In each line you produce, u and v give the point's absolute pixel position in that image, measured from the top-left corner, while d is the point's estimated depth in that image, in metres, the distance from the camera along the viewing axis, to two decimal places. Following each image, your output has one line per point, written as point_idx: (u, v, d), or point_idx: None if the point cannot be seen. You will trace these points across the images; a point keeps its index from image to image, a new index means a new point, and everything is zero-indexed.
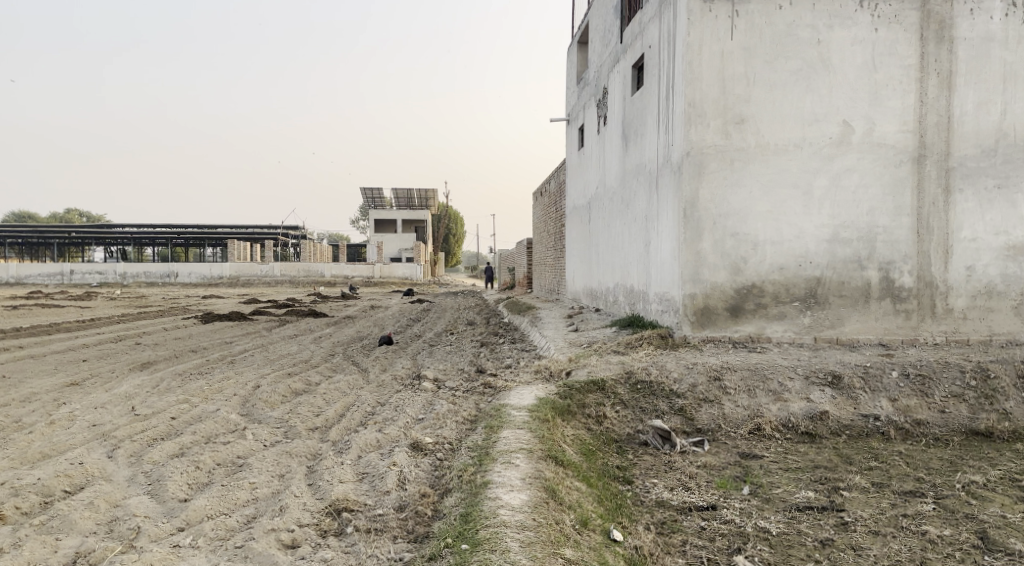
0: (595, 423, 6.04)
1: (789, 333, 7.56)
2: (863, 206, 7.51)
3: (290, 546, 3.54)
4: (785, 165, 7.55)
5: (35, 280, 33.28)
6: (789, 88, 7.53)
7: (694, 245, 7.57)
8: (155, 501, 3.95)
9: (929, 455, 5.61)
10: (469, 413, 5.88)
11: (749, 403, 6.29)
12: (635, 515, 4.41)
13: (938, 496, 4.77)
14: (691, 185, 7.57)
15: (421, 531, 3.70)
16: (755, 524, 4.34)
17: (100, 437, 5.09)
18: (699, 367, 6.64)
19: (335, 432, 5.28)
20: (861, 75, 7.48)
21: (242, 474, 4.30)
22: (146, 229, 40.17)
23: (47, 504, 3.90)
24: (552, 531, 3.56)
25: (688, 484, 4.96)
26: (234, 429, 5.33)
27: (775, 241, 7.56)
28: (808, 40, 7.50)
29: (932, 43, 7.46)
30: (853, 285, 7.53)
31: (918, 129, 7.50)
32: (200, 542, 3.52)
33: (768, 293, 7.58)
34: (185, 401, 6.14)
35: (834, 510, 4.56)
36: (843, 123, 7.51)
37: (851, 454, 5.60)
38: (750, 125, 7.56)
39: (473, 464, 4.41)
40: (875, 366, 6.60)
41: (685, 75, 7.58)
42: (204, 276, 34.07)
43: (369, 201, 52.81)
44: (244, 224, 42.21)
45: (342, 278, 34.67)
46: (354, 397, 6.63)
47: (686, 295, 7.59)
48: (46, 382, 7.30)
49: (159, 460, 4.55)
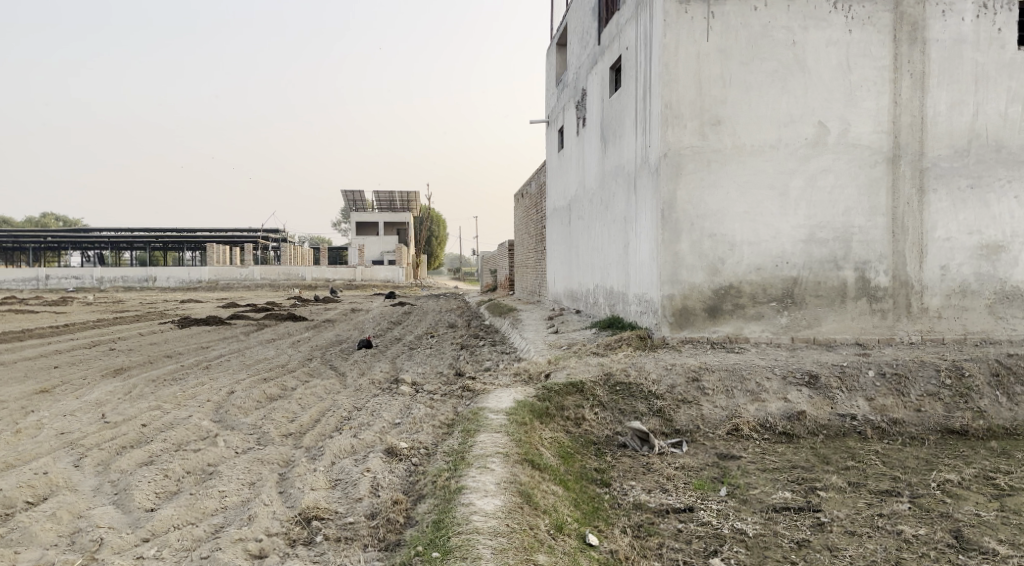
0: (573, 425, 6.01)
1: (767, 333, 7.59)
2: (839, 206, 7.56)
3: (257, 556, 3.47)
4: (761, 166, 7.58)
5: (8, 285, 32.65)
6: (765, 89, 7.56)
7: (672, 246, 7.57)
8: (120, 511, 3.85)
9: (906, 454, 5.64)
10: (447, 417, 5.82)
11: (727, 403, 6.29)
12: (612, 518, 4.38)
13: (914, 495, 4.79)
14: (668, 186, 7.56)
15: (392, 539, 3.64)
16: (732, 525, 4.33)
17: (67, 445, 4.97)
18: (677, 368, 6.63)
19: (310, 438, 5.20)
20: (836, 76, 7.53)
21: (211, 482, 4.21)
22: (123, 234, 39.58)
23: (8, 516, 3.78)
24: (525, 537, 3.52)
25: (666, 486, 4.95)
26: (206, 436, 5.24)
27: (752, 242, 7.58)
28: (783, 42, 7.54)
29: (905, 44, 7.53)
30: (829, 285, 7.57)
31: (892, 130, 7.57)
32: (165, 553, 3.44)
33: (746, 294, 7.60)
34: (157, 408, 6.02)
35: (810, 510, 4.56)
36: (818, 124, 7.56)
37: (828, 454, 5.61)
38: (727, 126, 7.58)
39: (448, 469, 4.36)
40: (852, 366, 6.63)
41: (662, 76, 7.59)
42: (183, 280, 33.64)
43: (351, 203, 52.57)
44: (224, 228, 41.81)
45: (323, 281, 34.43)
46: (330, 402, 6.55)
47: (664, 296, 7.59)
48: (15, 389, 7.14)
49: (128, 469, 4.45)
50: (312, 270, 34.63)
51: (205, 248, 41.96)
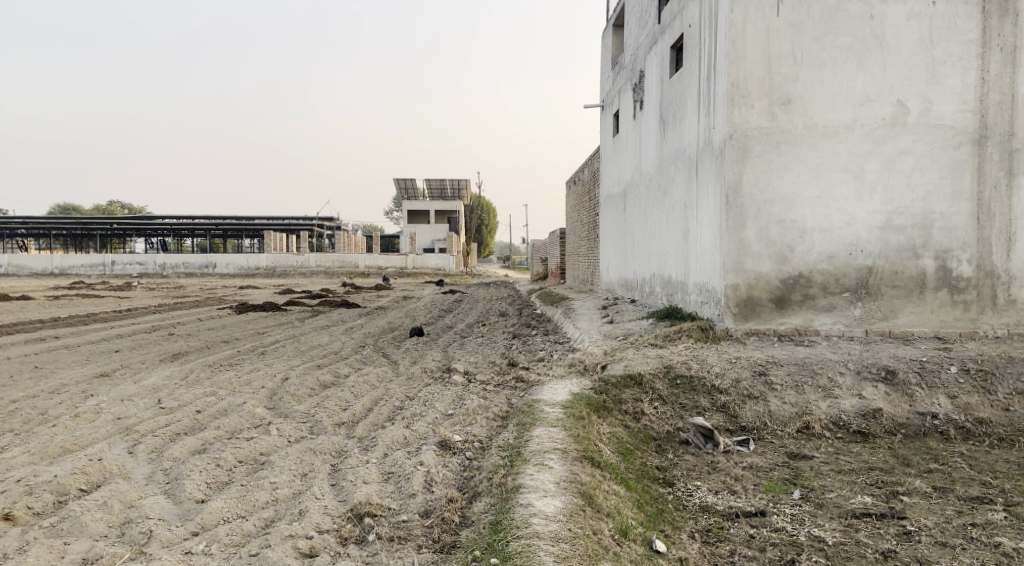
0: (632, 420, 5.73)
1: (839, 325, 7.15)
2: (919, 190, 7.05)
3: (307, 554, 3.34)
4: (834, 148, 7.12)
5: (77, 270, 33.78)
6: (839, 66, 7.08)
7: (736, 233, 7.18)
8: (171, 502, 3.79)
9: (995, 457, 5.19)
10: (501, 408, 5.63)
11: (797, 399, 5.91)
12: (678, 521, 4.13)
13: (1009, 504, 4.38)
14: (734, 169, 7.17)
15: (448, 540, 3.47)
16: (809, 532, 4.03)
17: (123, 431, 4.95)
18: (743, 362, 6.29)
19: (362, 428, 5.09)
20: (917, 51, 7.01)
21: (263, 473, 4.12)
22: (185, 221, 40.68)
23: (60, 504, 3.76)
24: (589, 543, 3.33)
25: (734, 487, 4.65)
26: (259, 424, 5.17)
27: (824, 228, 7.14)
28: (859, 15, 7.04)
29: (995, 15, 6.96)
30: (907, 274, 7.09)
31: (979, 108, 7.01)
32: (213, 549, 3.35)
33: (817, 284, 7.17)
34: (212, 394, 6.01)
35: (894, 518, 4.20)
36: (897, 103, 7.05)
37: (908, 456, 5.21)
38: (798, 106, 7.14)
39: (504, 465, 4.17)
40: (932, 362, 6.18)
41: (728, 53, 7.17)
42: (241, 267, 34.29)
43: (402, 192, 52.75)
44: (281, 218, 42.63)
45: (376, 269, 34.55)
46: (383, 391, 6.45)
47: (728, 286, 7.21)
48: (76, 373, 7.25)
49: (180, 457, 4.40)
50: (364, 258, 34.90)
51: (262, 235, 42.83)
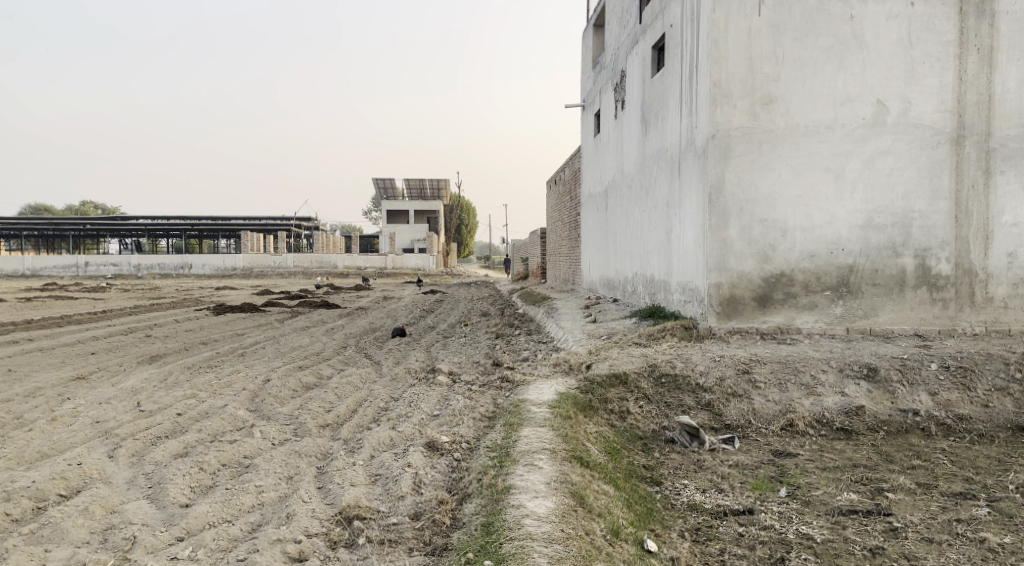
0: (618, 419, 5.71)
1: (820, 324, 7.22)
2: (898, 189, 7.14)
3: (297, 559, 3.29)
4: (815, 148, 7.18)
5: (48, 271, 33.06)
6: (820, 67, 7.15)
7: (719, 232, 7.21)
8: (154, 507, 3.71)
9: (976, 453, 5.26)
10: (487, 409, 5.59)
11: (780, 397, 5.94)
12: (667, 520, 4.13)
13: (991, 498, 4.44)
14: (717, 168, 7.20)
15: (439, 542, 3.44)
16: (797, 530, 4.05)
17: (102, 435, 4.84)
18: (727, 360, 6.32)
19: (347, 430, 5.03)
20: (897, 52, 7.10)
21: (248, 476, 4.05)
22: (159, 221, 40.01)
23: (39, 510, 3.66)
24: (582, 544, 3.32)
25: (721, 485, 4.66)
26: (241, 426, 5.08)
27: (805, 227, 7.19)
28: (840, 16, 7.11)
29: (972, 16, 7.06)
30: (887, 273, 7.17)
31: (956, 109, 7.11)
32: (200, 554, 3.28)
33: (798, 282, 7.22)
34: (193, 397, 5.91)
35: (880, 514, 4.24)
36: (877, 103, 7.13)
37: (891, 452, 5.26)
38: (779, 106, 7.19)
39: (494, 466, 4.14)
40: (913, 359, 6.26)
41: (711, 53, 7.20)
42: (217, 268, 33.83)
43: (381, 192, 52.37)
44: (258, 218, 42.14)
45: (355, 270, 34.25)
46: (367, 392, 6.38)
47: (711, 284, 7.24)
48: (51, 376, 7.08)
49: (162, 461, 4.31)
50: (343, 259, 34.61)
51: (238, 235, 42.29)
